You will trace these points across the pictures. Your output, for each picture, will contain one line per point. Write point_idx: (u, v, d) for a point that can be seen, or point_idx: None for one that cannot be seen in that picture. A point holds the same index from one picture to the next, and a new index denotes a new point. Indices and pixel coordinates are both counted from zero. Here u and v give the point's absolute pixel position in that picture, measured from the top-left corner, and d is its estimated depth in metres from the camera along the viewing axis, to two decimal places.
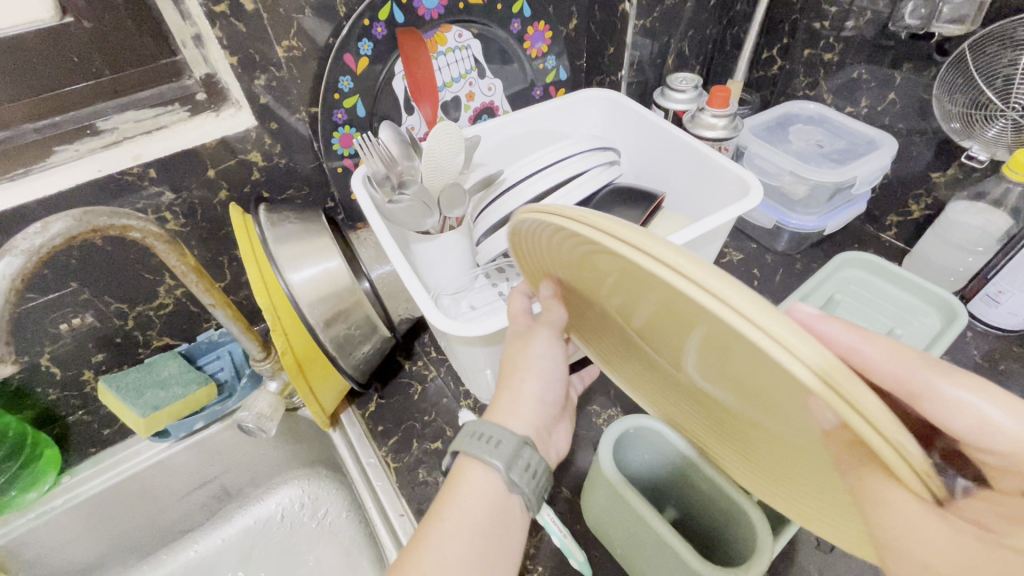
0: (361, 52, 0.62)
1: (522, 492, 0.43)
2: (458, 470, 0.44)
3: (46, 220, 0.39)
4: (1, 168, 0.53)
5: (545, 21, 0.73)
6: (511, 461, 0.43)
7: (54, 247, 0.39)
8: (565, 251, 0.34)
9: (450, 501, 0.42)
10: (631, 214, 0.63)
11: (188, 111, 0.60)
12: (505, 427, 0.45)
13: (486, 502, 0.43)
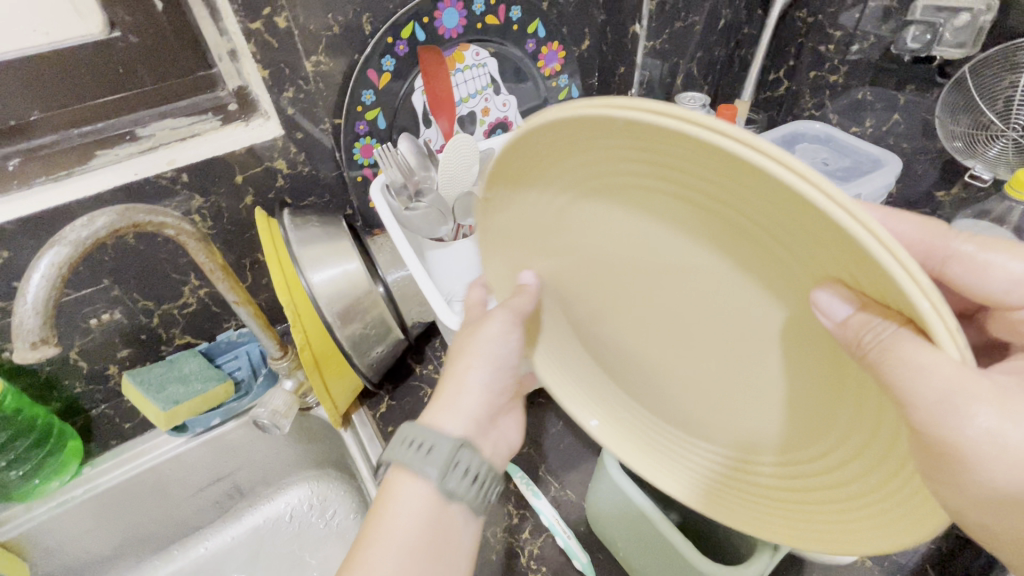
0: (383, 68, 0.65)
1: (460, 498, 0.44)
2: (391, 481, 0.45)
3: (92, 214, 0.43)
4: (47, 170, 0.57)
5: (559, 42, 0.77)
6: (444, 468, 0.44)
7: (98, 239, 0.43)
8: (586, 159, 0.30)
9: (382, 521, 0.43)
10: None
11: (220, 120, 0.64)
12: (439, 430, 0.45)
13: (420, 515, 0.43)
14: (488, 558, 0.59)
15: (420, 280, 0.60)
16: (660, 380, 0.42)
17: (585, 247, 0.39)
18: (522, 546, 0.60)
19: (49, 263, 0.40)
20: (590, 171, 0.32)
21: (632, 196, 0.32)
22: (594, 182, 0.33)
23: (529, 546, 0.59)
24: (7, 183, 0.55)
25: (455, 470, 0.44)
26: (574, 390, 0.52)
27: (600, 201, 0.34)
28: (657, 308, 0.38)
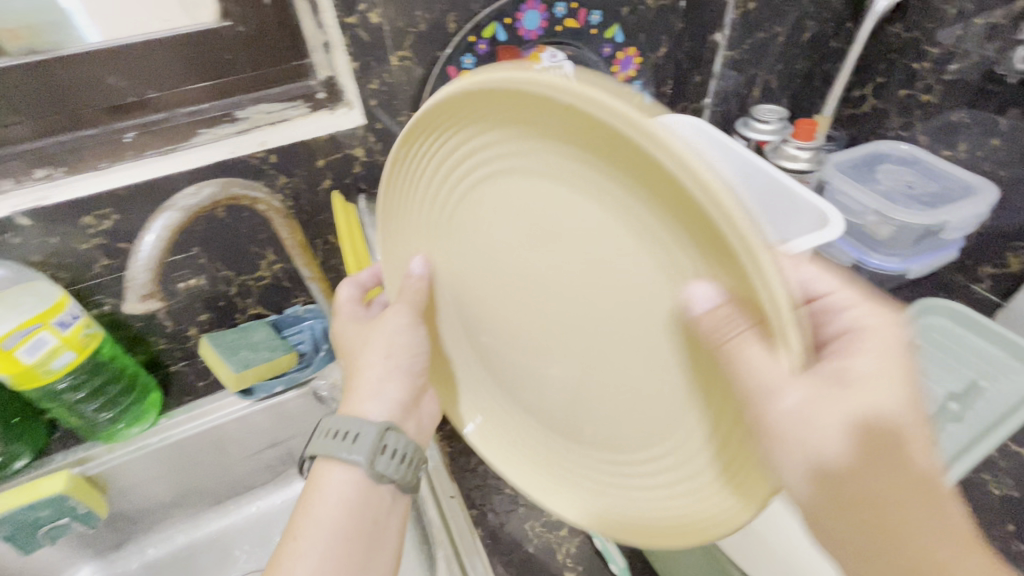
0: (463, 65, 0.67)
1: (391, 478, 0.48)
2: (321, 471, 0.47)
3: (199, 185, 0.47)
4: (155, 144, 0.62)
5: (636, 47, 0.76)
6: (371, 453, 0.47)
7: (202, 208, 0.47)
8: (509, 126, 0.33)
9: (307, 513, 0.46)
10: None
11: (309, 107, 0.67)
12: (365, 419, 0.49)
13: (351, 497, 0.47)
14: (524, 551, 0.59)
15: None
16: (531, 390, 0.46)
17: (475, 253, 0.42)
18: (559, 543, 0.60)
19: (161, 228, 0.44)
20: (502, 153, 0.35)
21: (531, 184, 0.35)
22: (502, 163, 0.36)
23: (565, 545, 0.60)
24: (122, 153, 0.61)
25: (382, 455, 0.47)
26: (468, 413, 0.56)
27: (503, 187, 0.37)
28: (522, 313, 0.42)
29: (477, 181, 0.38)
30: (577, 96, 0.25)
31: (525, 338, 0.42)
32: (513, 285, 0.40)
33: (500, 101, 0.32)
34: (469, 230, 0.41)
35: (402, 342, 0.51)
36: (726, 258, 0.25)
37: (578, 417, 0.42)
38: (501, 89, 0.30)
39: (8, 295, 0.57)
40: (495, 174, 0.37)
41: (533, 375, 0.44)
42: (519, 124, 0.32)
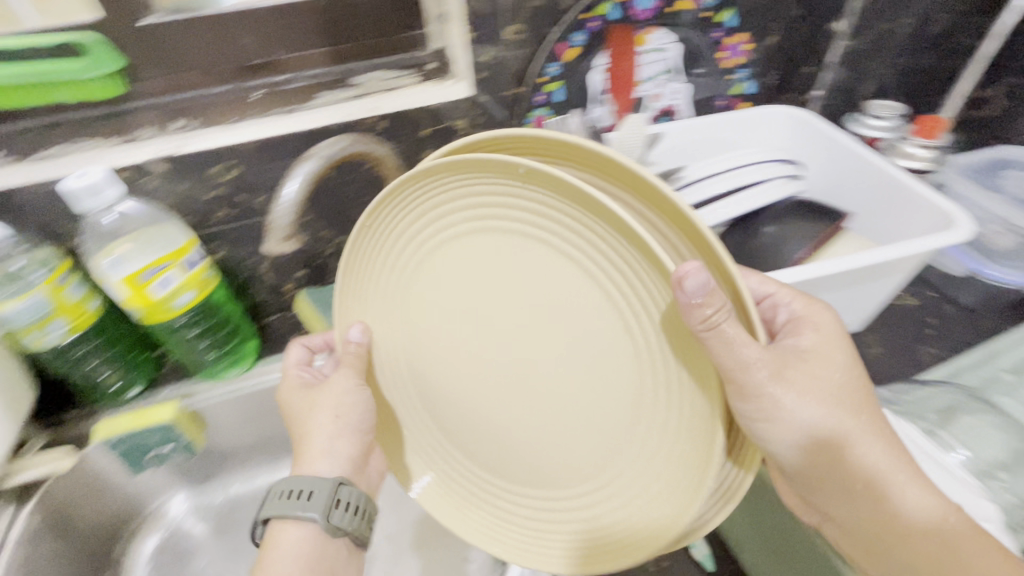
0: (573, 42, 0.68)
1: (345, 529, 0.54)
2: (275, 530, 0.54)
3: (336, 137, 0.48)
4: (279, 104, 0.66)
5: (746, 33, 0.74)
6: (327, 508, 0.54)
7: (336, 160, 0.48)
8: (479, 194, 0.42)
9: (270, 563, 0.52)
10: (814, 226, 0.63)
11: (420, 76, 0.69)
12: (315, 477, 0.55)
13: (308, 548, 0.53)
14: None
15: None
16: (472, 437, 0.53)
17: (429, 313, 0.50)
18: None
19: (301, 175, 0.46)
20: (457, 222, 0.45)
21: (489, 242, 0.44)
22: (466, 225, 0.45)
23: None
24: (249, 110, 0.65)
25: (336, 508, 0.54)
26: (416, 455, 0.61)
27: (468, 244, 0.45)
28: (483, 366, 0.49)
29: (435, 246, 0.47)
30: (535, 166, 0.36)
31: (480, 384, 0.50)
32: (472, 331, 0.48)
33: (460, 181, 0.43)
34: (424, 292, 0.50)
35: (348, 401, 0.57)
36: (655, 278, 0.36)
37: (522, 443, 0.50)
38: (469, 164, 0.40)
39: (145, 235, 0.62)
40: (455, 237, 0.46)
41: (480, 418, 0.51)
42: (478, 198, 0.43)
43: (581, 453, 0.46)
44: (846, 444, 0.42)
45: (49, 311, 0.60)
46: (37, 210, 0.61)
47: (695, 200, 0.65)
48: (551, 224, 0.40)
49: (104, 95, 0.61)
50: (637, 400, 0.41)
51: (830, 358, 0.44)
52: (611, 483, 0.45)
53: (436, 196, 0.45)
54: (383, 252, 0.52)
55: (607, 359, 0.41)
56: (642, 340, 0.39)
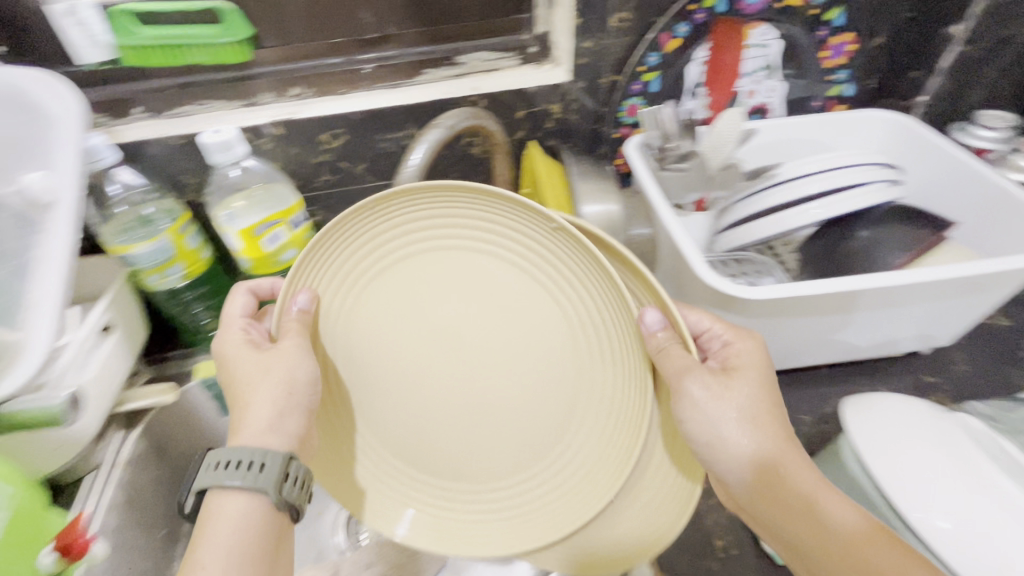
0: (676, 33, 0.68)
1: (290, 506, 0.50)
2: (217, 500, 0.49)
3: (460, 108, 0.51)
4: (387, 78, 0.70)
5: (853, 33, 0.72)
6: (276, 482, 0.49)
7: (458, 131, 0.51)
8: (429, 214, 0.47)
9: (207, 539, 0.47)
10: (917, 232, 0.62)
11: (520, 60, 0.71)
12: (261, 447, 0.50)
13: (247, 524, 0.49)
14: None
15: (670, 223, 0.63)
16: (425, 432, 0.56)
17: (383, 319, 0.53)
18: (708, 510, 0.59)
19: (427, 141, 0.49)
20: (424, 240, 0.49)
21: (454, 258, 0.50)
22: (433, 242, 0.49)
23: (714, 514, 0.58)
24: (360, 83, 0.69)
25: (285, 483, 0.49)
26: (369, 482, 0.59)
27: (430, 262, 0.50)
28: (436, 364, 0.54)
29: (398, 261, 0.50)
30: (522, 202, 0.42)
31: (434, 380, 0.54)
32: (433, 333, 0.52)
33: (434, 207, 0.47)
34: (381, 301, 0.52)
35: (303, 377, 0.52)
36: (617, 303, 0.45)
37: (470, 429, 0.55)
38: (453, 189, 0.45)
39: (259, 194, 0.67)
40: (416, 253, 0.50)
41: (434, 414, 0.56)
42: (452, 220, 0.47)
43: (527, 431, 0.54)
44: (782, 459, 0.46)
45: (171, 256, 0.65)
46: (164, 163, 0.66)
47: (789, 199, 0.64)
48: (507, 243, 0.47)
49: (230, 61, 0.65)
50: (582, 380, 0.50)
51: (748, 381, 0.50)
52: (556, 461, 0.53)
53: (406, 216, 0.47)
54: (329, 268, 0.51)
55: (556, 350, 0.50)
56: (585, 341, 0.49)
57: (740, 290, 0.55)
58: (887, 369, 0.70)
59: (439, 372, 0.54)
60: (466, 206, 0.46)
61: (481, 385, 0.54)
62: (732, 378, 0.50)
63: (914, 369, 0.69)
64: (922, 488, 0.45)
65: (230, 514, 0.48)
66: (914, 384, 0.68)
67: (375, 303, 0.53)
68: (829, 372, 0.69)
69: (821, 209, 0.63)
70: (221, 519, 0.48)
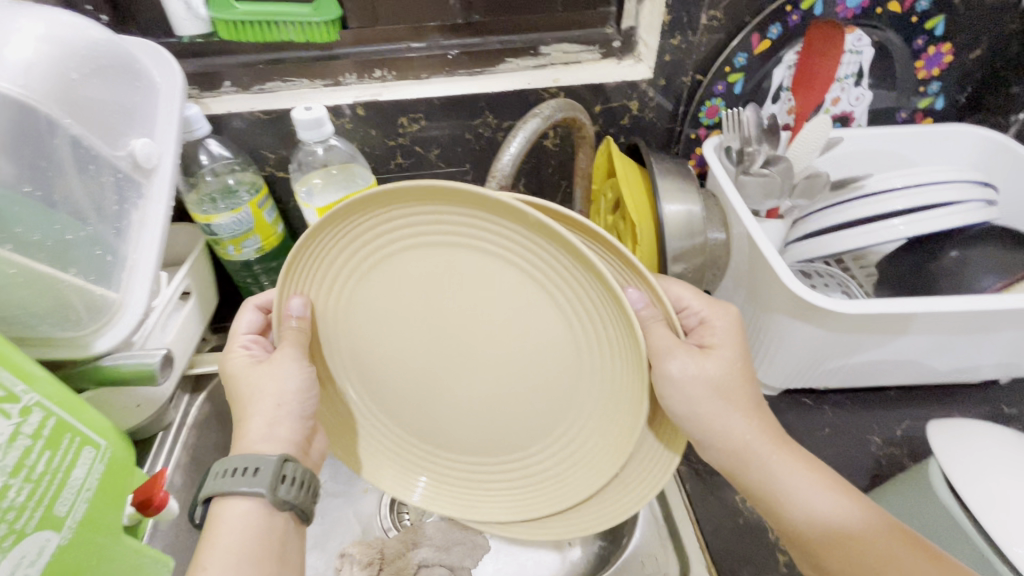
0: (768, 35, 0.66)
1: (293, 504, 0.50)
2: (220, 506, 0.50)
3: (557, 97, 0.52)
4: (467, 65, 0.70)
5: (953, 44, 0.69)
6: (272, 484, 0.50)
7: (553, 121, 0.51)
8: (404, 213, 0.44)
9: (212, 544, 0.47)
10: (1017, 256, 0.59)
11: (602, 54, 0.70)
12: (257, 453, 0.50)
13: (251, 529, 0.49)
14: (733, 521, 0.58)
15: (750, 226, 0.61)
16: (429, 416, 0.56)
17: (371, 319, 0.51)
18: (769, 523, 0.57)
19: (527, 129, 0.50)
20: (405, 239, 0.46)
21: (436, 256, 0.46)
22: (413, 242, 0.46)
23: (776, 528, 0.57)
24: (441, 68, 0.69)
25: (281, 484, 0.50)
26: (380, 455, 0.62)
27: (411, 260, 0.47)
28: (431, 363, 0.52)
29: (381, 259, 0.48)
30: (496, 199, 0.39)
31: (429, 377, 0.53)
32: (426, 334, 0.50)
33: (411, 207, 0.43)
34: (367, 298, 0.50)
35: (293, 388, 0.53)
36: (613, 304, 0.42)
37: (467, 421, 0.55)
38: (428, 191, 0.41)
39: (337, 174, 0.68)
40: (398, 252, 0.47)
41: (432, 407, 0.56)
42: (433, 222, 0.44)
43: (529, 422, 0.53)
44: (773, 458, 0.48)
45: (250, 228, 0.67)
46: (246, 137, 0.67)
47: (877, 213, 0.62)
48: (493, 241, 0.44)
49: (315, 39, 0.66)
50: (580, 372, 0.48)
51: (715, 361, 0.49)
52: (559, 441, 0.53)
53: (385, 216, 0.45)
54: (321, 268, 0.51)
55: (554, 349, 0.48)
56: (581, 335, 0.46)
57: (827, 300, 0.53)
58: (963, 396, 0.67)
59: (431, 370, 0.53)
60: (446, 207, 0.43)
61: (477, 385, 0.52)
62: (708, 361, 0.48)
63: (991, 398, 0.66)
64: (1014, 520, 0.43)
65: (230, 519, 0.49)
66: (991, 414, 0.65)
67: (363, 302, 0.51)
68: (897, 394, 0.67)
69: (909, 225, 0.61)
70: (224, 524, 0.49)
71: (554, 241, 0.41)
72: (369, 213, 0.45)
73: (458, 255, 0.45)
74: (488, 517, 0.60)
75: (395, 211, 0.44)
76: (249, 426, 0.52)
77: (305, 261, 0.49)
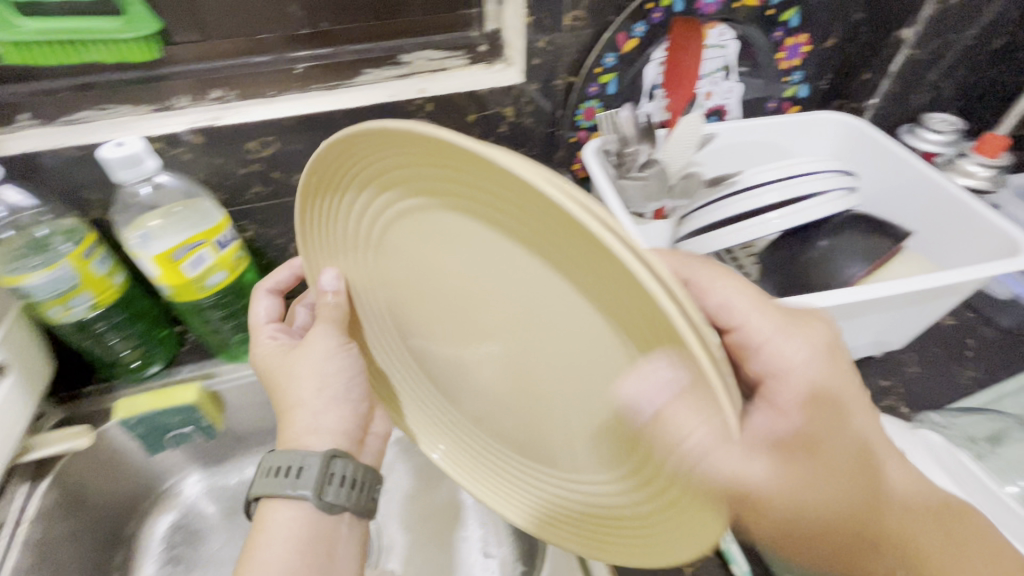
0: (633, 33, 0.65)
1: (340, 504, 0.51)
2: (268, 510, 0.50)
3: None
4: (320, 79, 0.63)
5: (809, 34, 0.71)
6: (322, 484, 0.50)
7: None
8: (414, 163, 0.36)
9: (262, 546, 0.47)
10: (879, 241, 0.62)
11: (469, 59, 0.66)
12: (302, 452, 0.51)
13: (300, 529, 0.49)
14: None
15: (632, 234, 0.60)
16: (464, 397, 0.52)
17: (390, 280, 0.46)
18: None
19: None
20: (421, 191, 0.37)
21: (448, 224, 0.37)
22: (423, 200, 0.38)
23: None
24: (291, 83, 0.62)
25: (329, 484, 0.50)
26: (419, 421, 0.63)
27: (425, 224, 0.39)
28: (458, 344, 0.46)
29: (396, 212, 0.41)
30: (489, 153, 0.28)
31: (448, 352, 0.48)
32: (451, 311, 0.43)
33: (416, 155, 0.34)
34: (385, 257, 0.45)
35: (332, 372, 0.55)
36: (664, 330, 0.29)
37: (503, 416, 0.48)
38: (416, 139, 0.32)
39: (179, 212, 0.60)
40: (412, 209, 0.39)
41: (458, 384, 0.51)
42: (442, 179, 0.35)
43: (568, 432, 0.44)
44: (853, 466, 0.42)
45: (75, 285, 0.57)
46: (58, 177, 0.57)
47: (750, 209, 0.63)
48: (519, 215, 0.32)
49: (131, 59, 0.56)
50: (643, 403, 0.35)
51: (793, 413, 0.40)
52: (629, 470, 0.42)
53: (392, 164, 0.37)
54: (345, 220, 0.47)
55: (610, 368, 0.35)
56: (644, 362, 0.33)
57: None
58: None
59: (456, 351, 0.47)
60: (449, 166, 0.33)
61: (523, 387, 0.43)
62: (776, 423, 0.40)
63: (868, 373, 0.70)
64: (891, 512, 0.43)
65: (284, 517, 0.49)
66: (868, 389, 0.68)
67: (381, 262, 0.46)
68: None
69: (783, 219, 0.62)
70: (279, 522, 0.49)
71: (570, 228, 0.29)
72: (378, 159, 0.38)
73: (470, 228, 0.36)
74: (507, 495, 0.58)
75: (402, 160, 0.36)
76: (288, 423, 0.54)
77: (328, 206, 0.46)
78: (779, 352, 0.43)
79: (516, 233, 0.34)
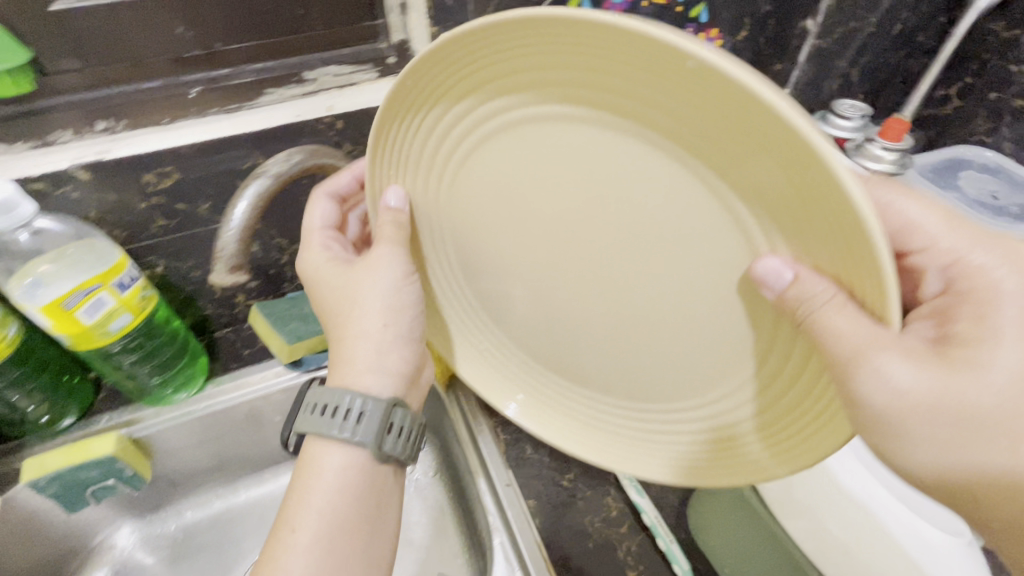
0: None
1: (397, 453, 0.48)
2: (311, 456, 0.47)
3: (288, 151, 0.42)
4: (220, 102, 0.59)
5: (719, 29, 0.72)
6: (379, 433, 0.47)
7: (290, 175, 0.42)
8: (529, 62, 0.33)
9: (309, 489, 0.45)
10: None
11: (378, 72, 0.64)
12: (351, 389, 0.47)
13: (355, 472, 0.47)
14: (585, 547, 0.55)
15: None
16: (559, 345, 0.47)
17: (493, 215, 0.42)
18: (619, 540, 0.56)
19: (253, 195, 0.39)
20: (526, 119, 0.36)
21: (586, 147, 0.35)
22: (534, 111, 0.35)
23: (626, 542, 0.55)
24: (187, 109, 0.59)
25: (389, 435, 0.47)
26: (484, 376, 0.56)
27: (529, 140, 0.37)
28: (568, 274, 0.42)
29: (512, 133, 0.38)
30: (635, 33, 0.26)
31: (550, 297, 0.44)
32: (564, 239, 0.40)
33: (554, 67, 0.33)
34: (489, 192, 0.41)
35: (395, 302, 0.49)
36: (838, 211, 0.26)
37: (590, 358, 0.46)
38: (543, 29, 0.30)
39: (73, 255, 0.55)
40: (523, 123, 0.36)
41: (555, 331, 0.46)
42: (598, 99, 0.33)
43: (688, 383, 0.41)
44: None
45: None
46: None
47: None
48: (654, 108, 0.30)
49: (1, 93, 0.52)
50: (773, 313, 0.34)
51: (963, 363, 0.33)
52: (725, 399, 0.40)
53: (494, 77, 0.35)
54: (412, 146, 0.43)
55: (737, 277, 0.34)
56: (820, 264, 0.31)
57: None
58: None
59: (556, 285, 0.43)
60: (613, 70, 0.30)
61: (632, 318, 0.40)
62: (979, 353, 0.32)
63: None
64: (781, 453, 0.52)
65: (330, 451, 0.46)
66: None
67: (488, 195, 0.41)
68: None
69: None
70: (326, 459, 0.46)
71: (773, 133, 0.26)
72: (515, 71, 0.34)
73: (620, 157, 0.33)
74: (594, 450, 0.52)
75: (548, 70, 0.33)
76: (347, 356, 0.48)
77: (401, 124, 0.42)
78: (981, 271, 0.36)
79: (654, 132, 0.31)
